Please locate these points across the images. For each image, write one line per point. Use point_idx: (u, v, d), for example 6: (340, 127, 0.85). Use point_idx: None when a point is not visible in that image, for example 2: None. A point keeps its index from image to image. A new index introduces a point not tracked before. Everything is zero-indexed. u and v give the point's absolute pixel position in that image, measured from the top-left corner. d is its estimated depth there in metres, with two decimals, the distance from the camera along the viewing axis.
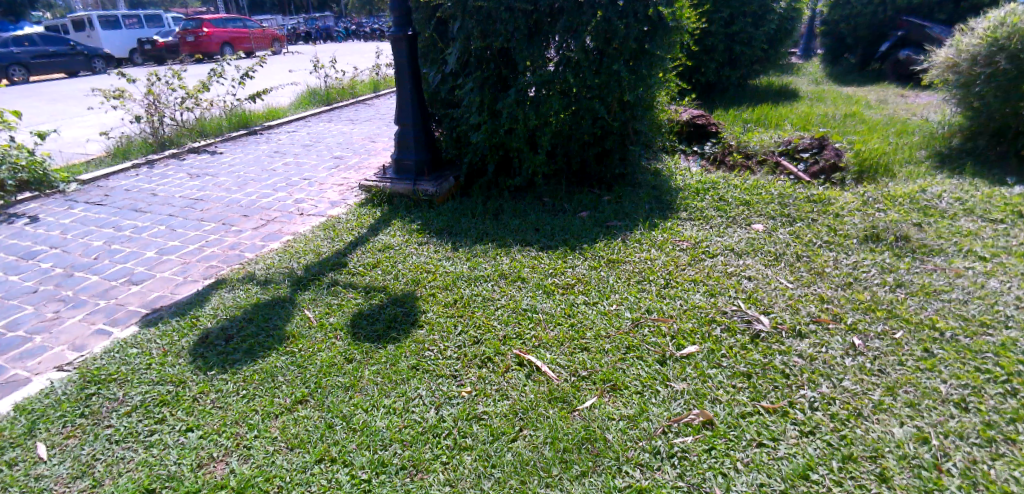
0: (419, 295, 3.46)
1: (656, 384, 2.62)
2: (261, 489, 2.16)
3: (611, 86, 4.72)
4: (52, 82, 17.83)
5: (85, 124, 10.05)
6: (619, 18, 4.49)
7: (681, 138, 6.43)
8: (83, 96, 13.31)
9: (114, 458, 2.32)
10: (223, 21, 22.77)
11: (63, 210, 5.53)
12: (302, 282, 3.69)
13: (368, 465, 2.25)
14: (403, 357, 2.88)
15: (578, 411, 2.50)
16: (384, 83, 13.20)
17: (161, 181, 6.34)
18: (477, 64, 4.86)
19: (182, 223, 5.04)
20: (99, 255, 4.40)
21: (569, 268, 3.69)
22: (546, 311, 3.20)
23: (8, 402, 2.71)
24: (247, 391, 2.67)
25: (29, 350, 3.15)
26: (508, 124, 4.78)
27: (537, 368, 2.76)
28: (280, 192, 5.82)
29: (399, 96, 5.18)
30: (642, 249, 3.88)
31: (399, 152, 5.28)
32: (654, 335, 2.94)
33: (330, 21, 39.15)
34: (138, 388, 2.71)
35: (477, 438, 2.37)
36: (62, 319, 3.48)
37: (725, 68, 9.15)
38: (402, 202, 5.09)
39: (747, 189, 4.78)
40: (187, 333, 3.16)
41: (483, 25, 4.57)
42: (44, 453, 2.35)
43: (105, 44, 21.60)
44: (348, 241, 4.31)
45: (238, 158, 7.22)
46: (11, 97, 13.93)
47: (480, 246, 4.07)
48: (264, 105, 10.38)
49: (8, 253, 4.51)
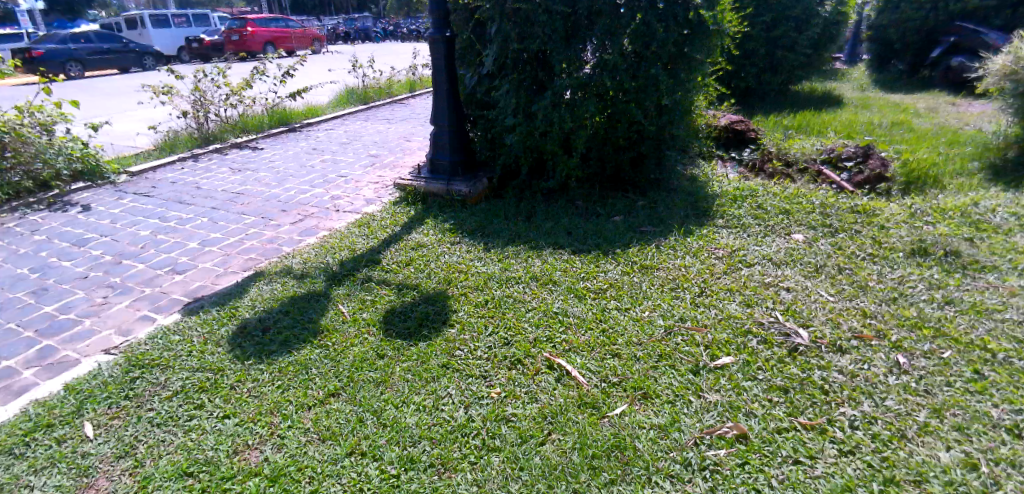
0: (450, 295, 3.47)
1: (689, 394, 2.57)
2: (293, 478, 2.20)
3: (648, 90, 4.65)
4: (105, 76, 18.60)
5: (135, 118, 10.44)
6: (658, 21, 4.44)
7: (719, 143, 6.31)
8: (133, 91, 13.86)
9: (156, 440, 2.40)
10: (267, 20, 23.42)
11: (114, 200, 5.77)
12: (337, 277, 3.76)
13: (397, 461, 2.27)
14: (434, 355, 2.90)
15: (607, 418, 2.47)
16: (421, 83, 13.34)
17: (206, 175, 6.54)
18: (513, 65, 4.84)
19: (224, 216, 5.19)
20: (145, 244, 4.56)
21: (601, 272, 3.66)
22: (577, 315, 3.18)
23: (59, 382, 2.83)
24: (282, 381, 2.72)
25: (79, 333, 3.29)
26: (544, 126, 4.75)
27: (567, 372, 2.75)
28: (317, 188, 5.94)
29: (436, 98, 5.23)
30: (676, 256, 3.82)
31: (433, 153, 5.34)
32: (687, 344, 2.89)
33: (368, 22, 39.76)
34: (179, 375, 2.79)
35: (506, 440, 2.37)
36: (110, 304, 3.62)
37: (766, 73, 8.96)
38: (434, 202, 5.14)
39: (787, 198, 4.66)
40: (227, 322, 3.25)
41: (521, 27, 4.57)
42: (90, 432, 2.45)
43: (156, 42, 22.45)
44: (382, 239, 4.37)
45: (278, 154, 7.39)
46: (65, 92, 14.55)
47: (513, 247, 4.08)
48: (304, 103, 10.64)
49: (62, 240, 4.72)
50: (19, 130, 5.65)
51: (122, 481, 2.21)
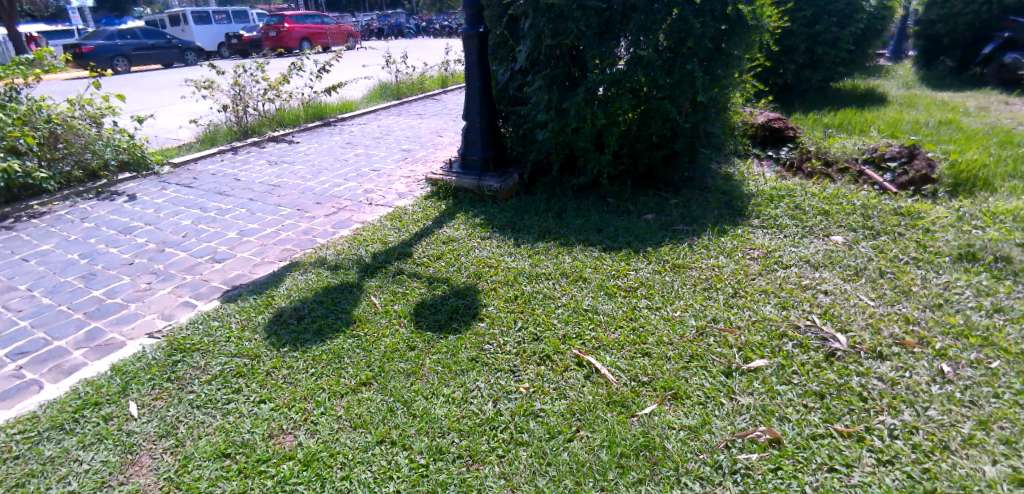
0: (480, 289, 3.49)
1: (720, 396, 2.53)
2: (325, 463, 2.25)
3: (684, 87, 4.56)
4: (150, 71, 19.23)
5: (178, 112, 10.76)
6: (695, 16, 4.35)
7: (756, 141, 6.17)
8: (176, 86, 14.31)
9: (196, 422, 2.48)
10: (303, 17, 23.86)
11: (157, 190, 5.96)
12: (369, 269, 3.82)
13: (426, 451, 2.30)
14: (463, 348, 2.92)
15: (637, 417, 2.46)
16: (453, 79, 13.41)
17: (244, 167, 6.71)
18: (546, 61, 4.82)
19: (261, 207, 5.32)
20: (186, 233, 4.71)
21: (632, 270, 3.63)
22: (607, 313, 3.17)
23: (106, 363, 2.95)
24: (316, 369, 2.78)
25: (124, 317, 3.42)
26: (576, 123, 4.72)
27: (597, 370, 2.73)
28: (351, 182, 6.03)
29: (469, 94, 5.26)
30: (710, 256, 3.76)
31: (465, 148, 5.37)
32: (720, 345, 2.85)
33: (402, 18, 40.11)
34: (218, 359, 2.88)
35: (534, 434, 2.37)
36: (154, 290, 3.75)
37: (807, 69, 8.72)
38: (465, 197, 5.17)
39: (826, 198, 4.54)
40: (263, 310, 3.34)
41: (555, 23, 4.54)
42: (134, 411, 2.54)
43: (198, 38, 23.11)
44: (414, 232, 4.42)
45: (313, 148, 7.53)
46: (113, 86, 15.11)
47: (543, 244, 4.07)
48: (339, 97, 10.81)
49: (109, 227, 4.91)
50: (71, 122, 5.93)
51: (164, 459, 2.30)
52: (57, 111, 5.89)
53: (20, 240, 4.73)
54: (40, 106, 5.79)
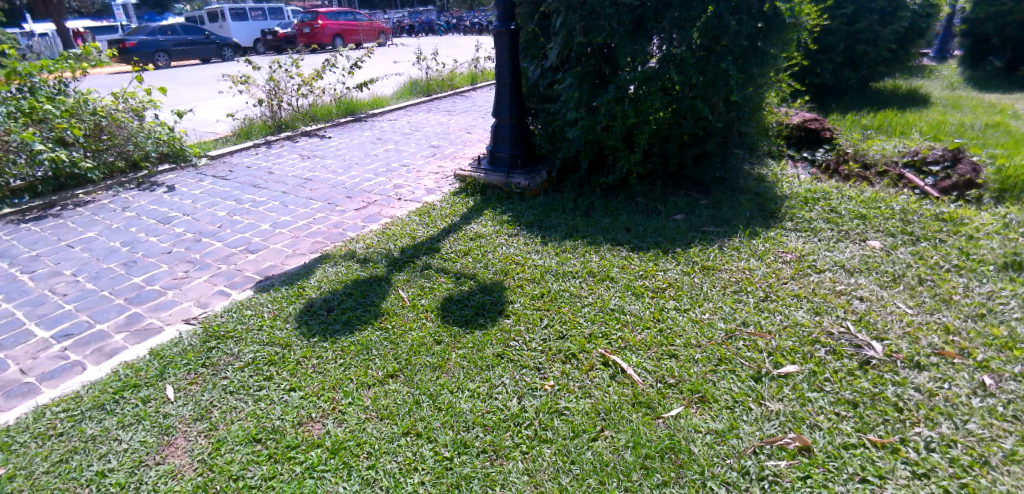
0: (507, 286, 3.50)
1: (749, 400, 2.49)
2: (352, 452, 2.29)
3: (717, 85, 4.48)
4: (189, 67, 19.77)
5: (215, 106, 11.03)
6: (731, 13, 4.26)
7: (790, 142, 6.04)
8: (213, 81, 14.68)
9: (229, 407, 2.55)
10: (337, 13, 24.20)
11: (195, 182, 6.13)
12: (398, 263, 3.86)
13: (451, 444, 2.32)
14: (489, 344, 2.93)
15: (662, 419, 2.43)
16: (483, 76, 13.44)
17: (278, 161, 6.85)
18: (577, 58, 4.79)
19: (294, 200, 5.43)
20: (222, 224, 4.83)
21: (661, 271, 3.59)
22: (634, 313, 3.14)
23: (145, 347, 3.06)
24: (344, 360, 2.83)
25: (163, 303, 3.54)
26: (606, 121, 4.69)
27: (622, 370, 2.72)
28: (381, 177, 6.11)
29: (498, 91, 5.28)
30: (741, 258, 3.70)
31: (494, 145, 5.39)
32: (749, 349, 2.80)
33: (434, 15, 40.36)
34: (251, 347, 2.95)
35: (558, 433, 2.37)
36: (190, 278, 3.86)
37: (845, 69, 8.48)
38: (493, 193, 5.19)
39: (864, 202, 4.42)
40: (294, 301, 3.41)
41: (586, 20, 4.51)
42: (170, 395, 2.63)
43: (235, 35, 23.65)
44: (442, 228, 4.45)
45: (345, 143, 7.64)
46: (154, 80, 15.58)
47: (570, 242, 4.06)
48: (370, 94, 10.94)
49: (149, 217, 5.07)
50: (115, 115, 6.14)
51: (198, 441, 2.37)
52: (102, 104, 6.12)
53: (66, 227, 4.92)
54: (86, 99, 6.01)
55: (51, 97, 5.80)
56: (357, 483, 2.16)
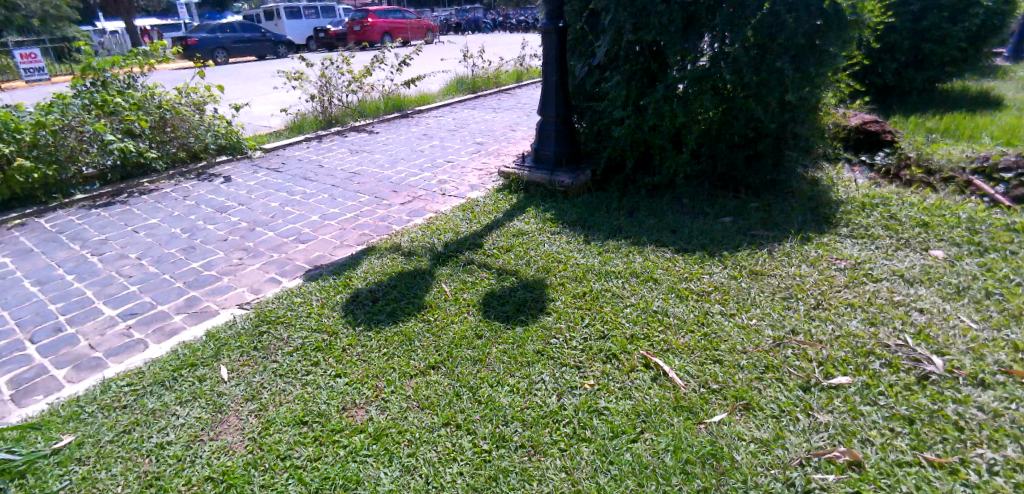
0: (549, 283, 3.50)
1: (797, 411, 2.42)
2: (394, 439, 2.34)
3: (771, 85, 4.33)
4: (246, 63, 20.55)
5: (269, 101, 11.43)
6: (788, 11, 4.11)
7: (848, 145, 5.82)
8: (268, 78, 15.24)
9: (278, 389, 2.64)
10: (386, 12, 24.69)
11: (250, 173, 6.37)
12: (441, 257, 3.91)
13: (490, 437, 2.35)
14: (530, 340, 2.94)
15: (704, 424, 2.39)
16: (528, 73, 13.45)
17: (328, 155, 7.04)
18: (626, 56, 4.73)
19: (342, 193, 5.57)
20: (274, 215, 5.01)
21: (706, 274, 3.52)
22: (678, 316, 3.09)
23: (202, 329, 3.20)
24: (388, 349, 2.89)
25: (218, 288, 3.69)
26: (653, 120, 4.62)
27: (665, 373, 2.68)
28: (426, 172, 6.19)
29: (545, 88, 5.27)
30: (791, 264, 3.58)
31: (539, 143, 5.39)
32: (798, 358, 2.71)
33: (482, 13, 40.62)
34: (300, 333, 3.05)
35: (597, 432, 2.36)
36: (244, 265, 4.02)
37: (910, 69, 8.05)
38: (537, 191, 5.20)
39: (927, 209, 4.21)
40: (342, 290, 3.50)
41: (637, 17, 4.45)
42: (225, 375, 2.74)
43: (289, 32, 24.43)
44: (485, 224, 4.49)
45: (392, 138, 7.79)
46: (213, 76, 16.30)
47: (614, 242, 4.02)
48: (418, 90, 11.11)
49: (207, 206, 5.30)
50: (178, 108, 6.43)
51: (249, 421, 2.46)
52: (166, 98, 6.42)
53: (132, 213, 5.20)
54: (153, 93, 6.32)
55: (121, 91, 6.13)
56: (398, 470, 2.20)
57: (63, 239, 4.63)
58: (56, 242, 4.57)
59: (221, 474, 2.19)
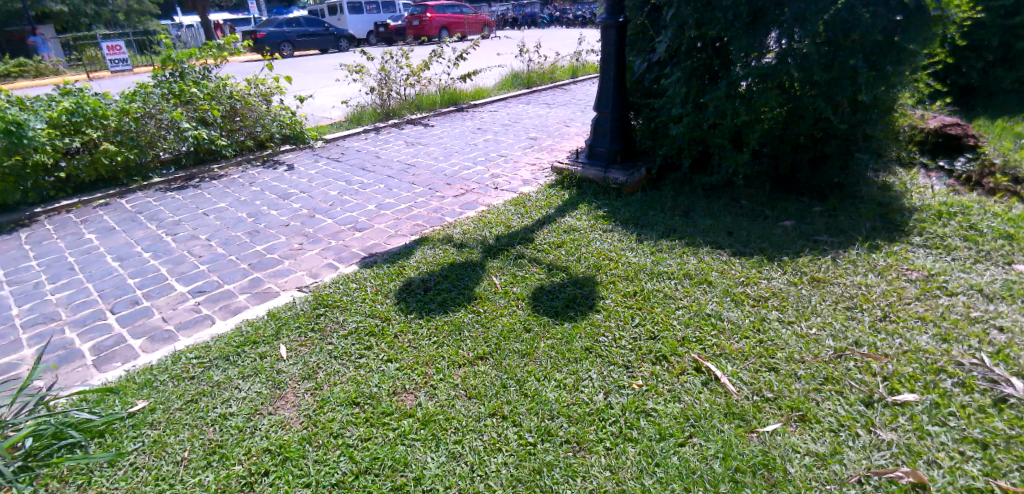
0: (599, 281, 3.46)
1: (857, 426, 2.31)
2: (441, 426, 2.38)
3: (843, 84, 4.11)
4: (309, 56, 21.27)
5: (330, 93, 11.79)
6: (865, 5, 3.88)
7: (924, 149, 5.49)
8: (329, 71, 15.72)
9: (332, 370, 2.73)
10: (444, 7, 24.93)
11: (311, 162, 6.60)
12: (492, 250, 3.94)
13: (535, 430, 2.35)
14: (578, 337, 2.92)
15: (756, 433, 2.32)
16: (583, 69, 13.32)
17: (384, 146, 7.21)
18: (687, 52, 4.61)
19: (397, 184, 5.69)
20: (333, 203, 5.17)
21: (764, 279, 3.40)
22: (732, 321, 3.00)
23: (264, 309, 3.35)
24: (438, 338, 2.94)
25: (280, 270, 3.85)
26: (713, 118, 4.49)
27: (716, 378, 2.61)
28: (479, 165, 6.25)
29: (602, 84, 5.22)
30: (856, 272, 3.42)
31: (593, 139, 5.35)
32: (861, 371, 2.59)
33: (540, 8, 40.50)
34: (354, 317, 3.15)
35: (644, 433, 2.33)
36: (304, 250, 4.18)
37: (998, 68, 7.49)
38: (590, 187, 5.16)
39: (1012, 220, 3.92)
40: (395, 278, 3.58)
41: (701, 13, 4.35)
42: (284, 353, 2.86)
43: (351, 26, 25.10)
44: (536, 219, 4.49)
45: (447, 131, 7.89)
46: (280, 69, 16.95)
47: (667, 242, 3.94)
48: (473, 85, 11.20)
49: (271, 192, 5.53)
50: (248, 99, 6.71)
51: (305, 398, 2.56)
52: (237, 88, 6.71)
53: (203, 196, 5.48)
54: (225, 84, 6.64)
55: (197, 81, 6.46)
56: (444, 456, 2.24)
57: (141, 218, 4.94)
58: (135, 221, 4.88)
59: (278, 447, 2.29)
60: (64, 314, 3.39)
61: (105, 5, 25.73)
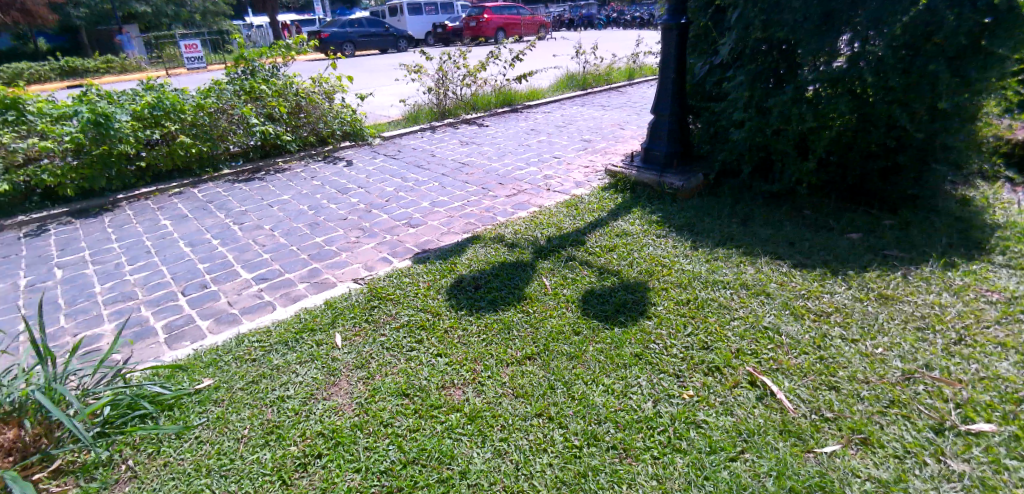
0: (651, 287, 3.40)
1: (925, 454, 2.17)
2: (488, 422, 2.40)
3: (921, 90, 3.87)
4: (370, 56, 21.87)
5: (389, 92, 12.09)
6: (949, 7, 3.62)
7: (1010, 162, 5.13)
8: (387, 70, 16.12)
9: (384, 361, 2.80)
10: (501, 8, 25.12)
11: (369, 158, 6.79)
12: (543, 251, 3.93)
13: (581, 434, 2.33)
14: (628, 342, 2.88)
15: (813, 454, 2.22)
16: (640, 71, 13.11)
17: (439, 145, 7.33)
18: (751, 55, 4.46)
19: (451, 182, 5.77)
20: (389, 198, 5.30)
21: (827, 293, 3.25)
22: (791, 335, 2.88)
23: (320, 298, 3.46)
24: (487, 335, 2.97)
25: (337, 262, 3.97)
26: (778, 124, 4.33)
27: (772, 393, 2.52)
28: (532, 166, 6.25)
29: (661, 86, 5.13)
30: (929, 291, 3.22)
31: (650, 142, 5.27)
32: (931, 396, 2.44)
33: (598, 9, 40.18)
34: (406, 311, 3.22)
35: (693, 444, 2.27)
36: (361, 243, 4.30)
37: None
38: (644, 191, 5.08)
39: None
40: (446, 275, 3.63)
41: (767, 14, 4.18)
42: (339, 342, 2.95)
43: (411, 27, 25.65)
44: (588, 221, 4.46)
45: (501, 132, 7.95)
46: (341, 68, 17.52)
47: (724, 250, 3.83)
48: (528, 86, 11.23)
49: (330, 186, 5.72)
50: (312, 96, 6.95)
51: (358, 386, 2.63)
52: (303, 86, 6.96)
53: (267, 188, 5.72)
54: (291, 81, 6.90)
55: (266, 79, 6.74)
56: (490, 452, 2.26)
57: (211, 207, 5.20)
58: (205, 210, 5.15)
59: (332, 432, 2.37)
60: (141, 294, 3.61)
61: (184, 6, 27.28)
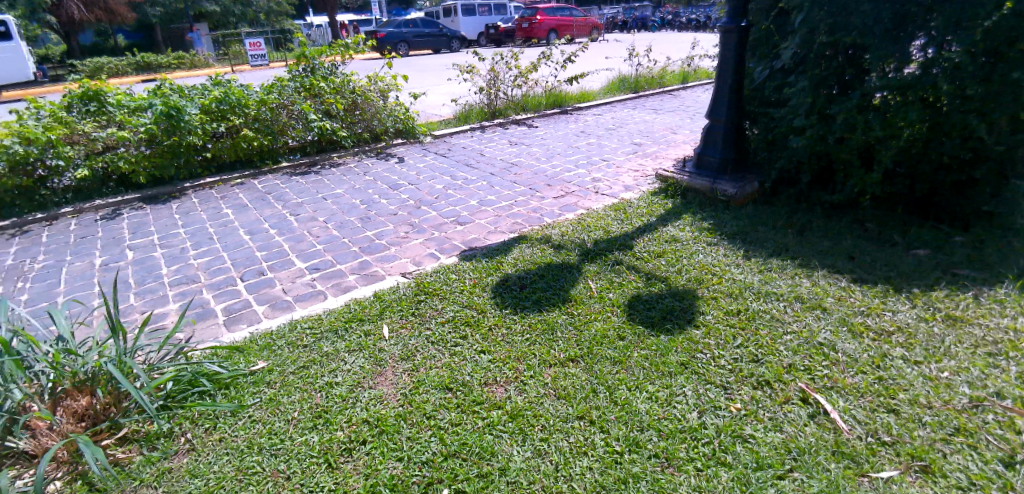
0: (699, 295, 3.33)
1: (993, 488, 2.04)
2: (529, 421, 2.40)
3: (1002, 100, 3.61)
4: (424, 56, 22.25)
5: (441, 91, 12.27)
6: None
7: None
8: (440, 69, 16.37)
9: (428, 354, 2.84)
10: (555, 10, 25.10)
11: (420, 156, 6.90)
12: (590, 254, 3.90)
13: (623, 439, 2.30)
14: (674, 350, 2.82)
15: (868, 478, 2.12)
16: (695, 75, 12.84)
17: (490, 144, 7.39)
18: (816, 59, 4.28)
19: (500, 182, 5.81)
20: (438, 196, 5.38)
21: (888, 311, 3.09)
22: (847, 353, 2.76)
23: (370, 290, 3.55)
24: (531, 335, 2.97)
25: (386, 256, 4.06)
26: (841, 132, 4.15)
27: (825, 411, 2.42)
28: (581, 168, 6.23)
29: (717, 91, 5.13)
30: (1003, 315, 3.01)
31: (703, 147, 5.26)
32: (1001, 426, 2.28)
33: (653, 12, 39.58)
34: (452, 306, 3.25)
35: (739, 459, 2.20)
36: (410, 238, 4.38)
37: None
38: (696, 197, 5.00)
39: None
40: (492, 273, 3.66)
41: (835, 17, 4.00)
42: (386, 333, 3.02)
43: (465, 28, 25.94)
44: (637, 226, 4.39)
45: (551, 133, 7.94)
46: (395, 67, 17.90)
47: (778, 261, 3.71)
48: (580, 88, 11.17)
49: (383, 182, 5.85)
50: (368, 94, 7.12)
51: (403, 378, 2.68)
52: (359, 84, 7.14)
53: (323, 182, 5.91)
54: (349, 79, 7.08)
55: (325, 76, 6.94)
56: (529, 451, 2.26)
57: (270, 198, 5.42)
58: (265, 200, 5.37)
59: (376, 420, 2.42)
60: (203, 277, 3.79)
61: (251, 5, 28.47)
